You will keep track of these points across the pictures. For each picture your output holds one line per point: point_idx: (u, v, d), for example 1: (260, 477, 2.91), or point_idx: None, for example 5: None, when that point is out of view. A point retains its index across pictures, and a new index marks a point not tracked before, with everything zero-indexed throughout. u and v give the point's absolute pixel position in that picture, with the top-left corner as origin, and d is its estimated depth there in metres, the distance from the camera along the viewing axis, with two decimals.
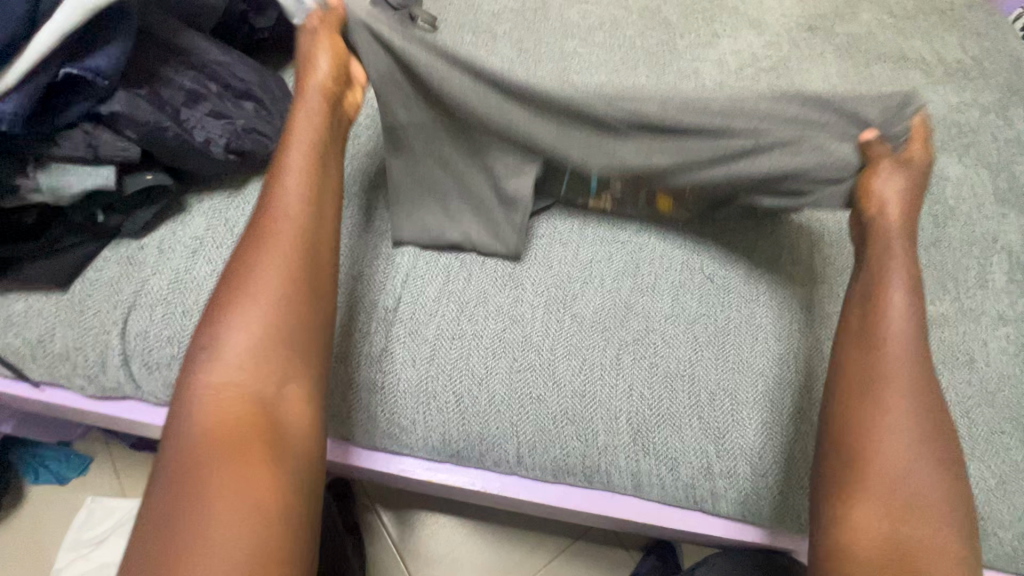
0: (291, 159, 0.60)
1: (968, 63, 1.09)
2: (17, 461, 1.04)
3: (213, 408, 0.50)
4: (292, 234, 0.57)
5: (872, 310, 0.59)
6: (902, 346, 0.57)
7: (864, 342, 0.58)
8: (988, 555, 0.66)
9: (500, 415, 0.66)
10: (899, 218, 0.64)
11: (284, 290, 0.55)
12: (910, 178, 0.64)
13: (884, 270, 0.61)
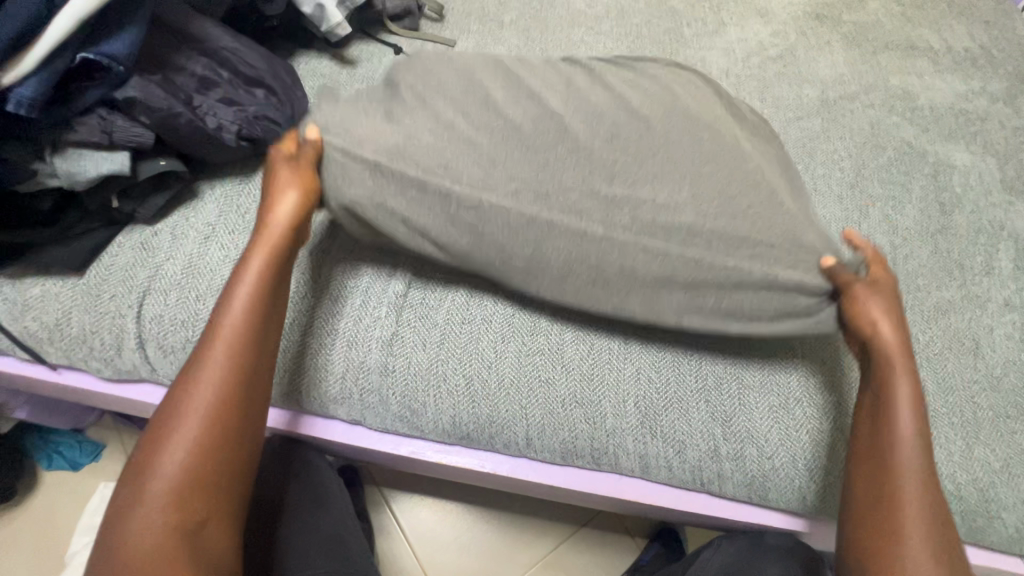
0: (252, 270, 0.58)
1: (977, 50, 1.08)
2: (31, 447, 1.06)
3: (159, 522, 0.50)
4: (246, 346, 0.56)
5: (881, 428, 0.57)
6: (914, 464, 0.55)
7: (867, 467, 0.57)
8: (991, 537, 0.67)
9: (509, 398, 0.67)
10: (896, 334, 0.60)
11: (230, 398, 0.54)
12: (885, 296, 0.61)
13: (886, 390, 0.58)
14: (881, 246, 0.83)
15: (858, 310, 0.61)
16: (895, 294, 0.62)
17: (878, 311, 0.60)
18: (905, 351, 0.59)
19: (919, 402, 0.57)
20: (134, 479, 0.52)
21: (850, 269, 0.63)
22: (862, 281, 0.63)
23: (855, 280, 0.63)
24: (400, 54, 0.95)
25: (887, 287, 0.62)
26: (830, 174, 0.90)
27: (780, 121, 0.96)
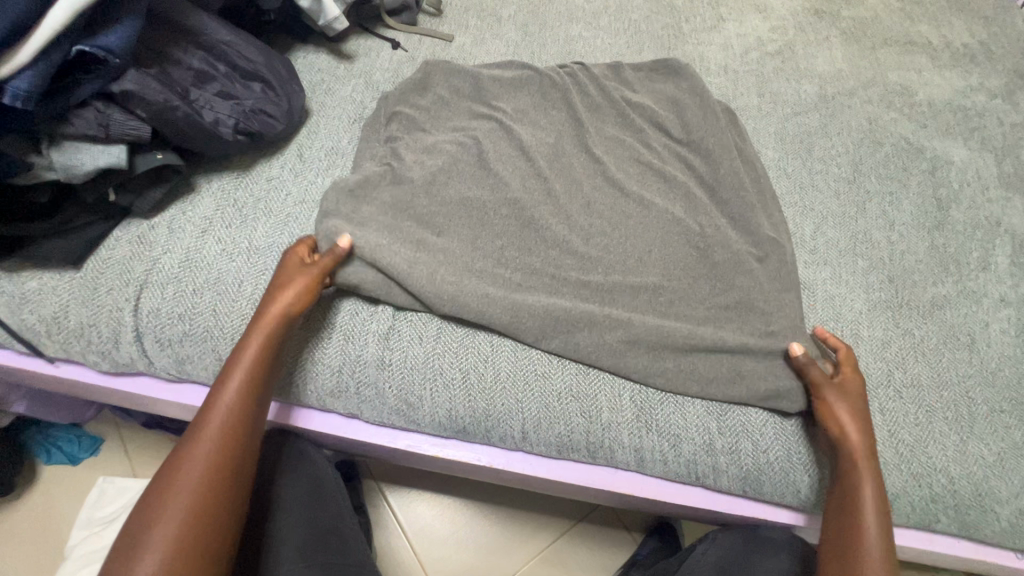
0: (249, 353, 0.59)
1: (975, 46, 1.08)
2: (30, 441, 1.06)
3: None
4: (238, 428, 0.57)
5: (847, 524, 0.58)
6: (879, 561, 0.55)
7: (837, 552, 0.57)
8: (985, 531, 0.67)
9: (506, 391, 0.67)
10: (860, 440, 0.61)
11: (218, 476, 0.55)
12: (851, 401, 0.63)
13: (845, 486, 0.60)
14: (878, 242, 0.83)
15: (825, 408, 0.64)
16: (863, 398, 0.64)
17: (843, 413, 0.62)
18: (870, 458, 0.60)
19: (882, 503, 0.58)
20: (124, 554, 0.51)
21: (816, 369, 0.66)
22: (831, 381, 0.65)
23: (823, 379, 0.65)
24: (397, 49, 0.95)
25: (855, 391, 0.64)
26: (827, 169, 0.90)
27: (778, 117, 0.96)
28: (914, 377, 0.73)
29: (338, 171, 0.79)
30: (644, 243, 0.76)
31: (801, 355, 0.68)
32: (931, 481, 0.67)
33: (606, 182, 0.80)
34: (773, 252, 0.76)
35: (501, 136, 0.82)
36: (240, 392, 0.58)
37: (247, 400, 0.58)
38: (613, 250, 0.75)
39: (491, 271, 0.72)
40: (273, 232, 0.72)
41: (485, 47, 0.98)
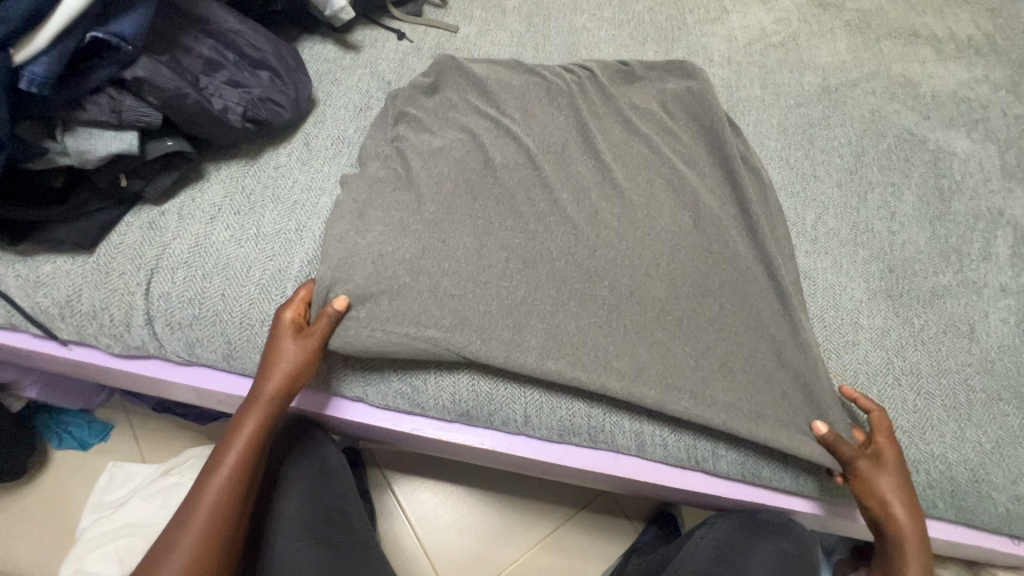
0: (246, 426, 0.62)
1: (980, 39, 1.08)
2: (42, 427, 1.08)
3: None
4: (232, 502, 0.60)
5: None
6: None
7: None
8: (980, 516, 0.68)
9: (509, 374, 0.69)
10: (909, 522, 0.61)
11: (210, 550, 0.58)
12: (893, 477, 0.62)
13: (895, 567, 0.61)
14: (879, 232, 0.84)
15: (868, 492, 0.62)
16: (902, 469, 0.63)
17: (888, 492, 0.61)
18: (922, 543, 0.61)
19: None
20: None
21: (847, 444, 0.63)
22: (864, 453, 0.63)
23: (862, 458, 0.63)
24: (403, 40, 0.96)
25: (894, 465, 0.63)
26: (829, 160, 0.91)
27: (781, 108, 0.96)
28: (913, 365, 0.73)
29: (343, 159, 0.81)
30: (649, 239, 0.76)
31: (829, 432, 0.64)
32: (928, 467, 0.68)
33: (608, 172, 0.81)
34: (776, 247, 0.76)
35: (504, 126, 0.83)
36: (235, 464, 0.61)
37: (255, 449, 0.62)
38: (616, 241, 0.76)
39: (495, 256, 0.73)
40: (280, 219, 0.73)
41: (489, 39, 0.99)
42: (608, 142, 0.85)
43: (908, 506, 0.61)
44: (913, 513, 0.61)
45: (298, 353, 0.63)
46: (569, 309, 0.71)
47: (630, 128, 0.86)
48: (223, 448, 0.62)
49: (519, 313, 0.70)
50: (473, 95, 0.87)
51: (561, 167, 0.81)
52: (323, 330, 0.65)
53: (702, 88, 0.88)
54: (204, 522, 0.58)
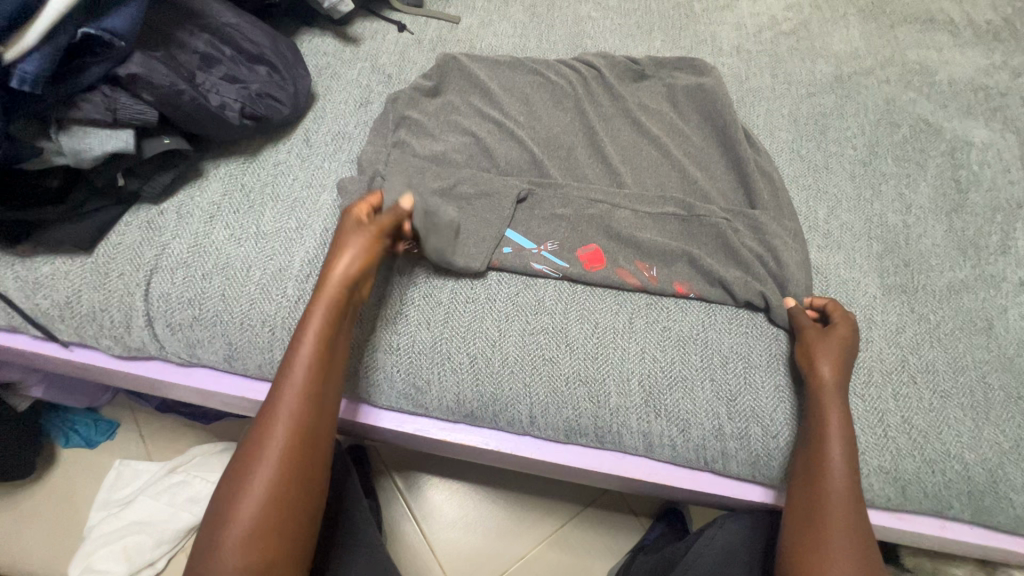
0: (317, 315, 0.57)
1: (999, 23, 1.04)
2: (48, 426, 1.08)
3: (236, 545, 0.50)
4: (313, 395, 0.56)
5: (815, 459, 0.60)
6: (839, 476, 0.58)
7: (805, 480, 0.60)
8: (998, 517, 0.66)
9: (514, 375, 0.67)
10: (837, 382, 0.62)
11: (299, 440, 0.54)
12: (822, 342, 0.65)
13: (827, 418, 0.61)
14: (893, 225, 0.82)
15: (807, 353, 0.65)
16: (850, 344, 0.65)
17: (829, 356, 0.63)
18: (841, 391, 0.62)
19: (850, 438, 0.60)
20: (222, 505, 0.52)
21: (802, 317, 0.68)
22: (817, 326, 0.67)
23: (808, 324, 0.67)
24: (403, 31, 0.94)
25: (843, 332, 0.65)
26: (842, 152, 0.88)
27: (792, 98, 0.94)
28: (929, 362, 0.71)
29: (344, 154, 0.79)
30: (659, 237, 0.75)
31: (792, 305, 0.70)
32: (944, 467, 0.66)
33: (614, 166, 0.79)
34: (785, 242, 0.75)
35: (509, 121, 0.81)
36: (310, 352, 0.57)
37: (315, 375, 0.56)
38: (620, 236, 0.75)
39: (495, 268, 0.73)
40: (281, 217, 0.72)
41: (492, 29, 0.97)
42: (614, 136, 0.83)
43: (838, 370, 0.63)
44: (840, 363, 0.63)
45: (357, 243, 0.61)
46: (569, 316, 0.71)
47: (636, 121, 0.84)
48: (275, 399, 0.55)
49: (518, 318, 0.70)
50: (475, 87, 0.85)
51: (563, 165, 0.80)
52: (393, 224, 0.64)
53: (714, 84, 0.86)
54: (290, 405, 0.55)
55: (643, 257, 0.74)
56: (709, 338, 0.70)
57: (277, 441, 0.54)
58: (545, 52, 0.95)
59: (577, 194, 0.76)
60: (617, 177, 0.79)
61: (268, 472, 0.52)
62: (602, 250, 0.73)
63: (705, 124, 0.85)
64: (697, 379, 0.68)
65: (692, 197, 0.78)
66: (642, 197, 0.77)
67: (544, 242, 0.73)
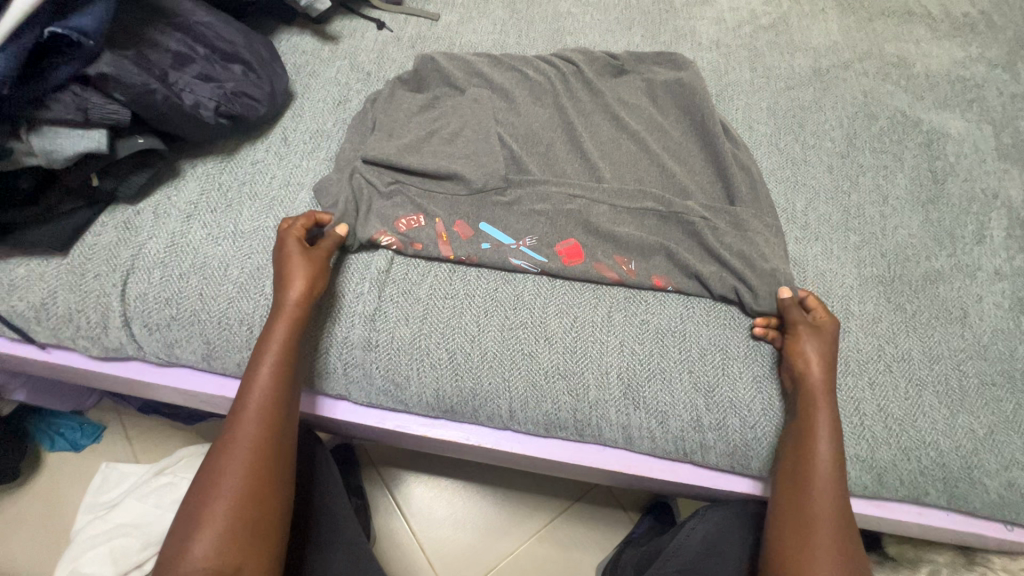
0: (277, 335, 0.61)
1: (976, 16, 1.05)
2: (33, 430, 1.07)
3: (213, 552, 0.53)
4: (275, 413, 0.60)
5: (803, 453, 0.61)
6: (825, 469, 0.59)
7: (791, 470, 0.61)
8: (973, 503, 0.67)
9: (492, 370, 0.68)
10: (824, 376, 0.63)
11: (264, 454, 0.58)
12: (824, 341, 0.65)
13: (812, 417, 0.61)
14: (870, 217, 0.82)
15: (800, 351, 0.64)
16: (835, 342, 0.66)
17: (817, 355, 0.63)
18: (830, 388, 0.62)
19: (837, 433, 0.61)
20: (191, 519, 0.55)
21: (798, 309, 0.67)
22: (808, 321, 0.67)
23: (802, 320, 0.66)
24: (383, 29, 0.94)
25: (830, 334, 0.65)
26: (820, 144, 0.89)
27: (770, 92, 0.94)
28: (905, 352, 0.72)
29: (323, 153, 0.79)
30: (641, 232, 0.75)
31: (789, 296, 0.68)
32: (919, 454, 0.67)
33: (594, 161, 0.79)
34: (766, 235, 0.75)
35: (489, 119, 0.81)
36: (272, 373, 0.60)
37: (276, 398, 0.60)
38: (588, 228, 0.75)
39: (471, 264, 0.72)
40: (258, 215, 0.72)
41: (472, 26, 0.97)
42: (592, 131, 0.84)
43: (824, 367, 0.63)
44: (829, 359, 0.64)
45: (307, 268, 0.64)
46: (547, 311, 0.71)
47: (616, 115, 0.84)
48: (238, 423, 0.59)
49: (496, 313, 0.70)
50: (454, 84, 0.85)
51: (546, 162, 0.80)
52: (343, 234, 0.69)
53: (692, 78, 0.86)
54: (254, 424, 0.58)
55: (622, 252, 0.74)
56: (687, 330, 0.71)
57: (239, 462, 0.57)
58: (525, 49, 0.95)
59: (556, 190, 0.76)
60: (598, 172, 0.79)
61: (236, 485, 0.56)
62: (581, 245, 0.74)
63: (684, 118, 0.86)
64: (673, 371, 0.68)
65: (673, 192, 0.78)
66: (621, 193, 0.77)
67: (522, 237, 0.74)
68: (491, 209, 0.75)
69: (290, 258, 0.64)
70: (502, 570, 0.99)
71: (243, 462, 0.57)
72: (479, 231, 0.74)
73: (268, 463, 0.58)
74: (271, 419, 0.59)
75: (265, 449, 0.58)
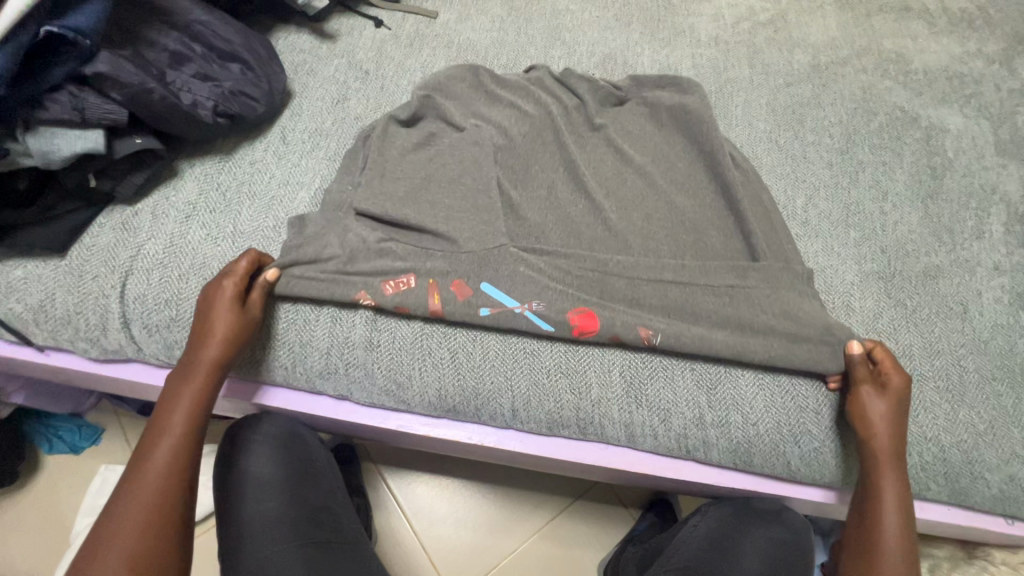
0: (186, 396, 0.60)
1: (973, 12, 1.06)
2: (31, 432, 1.07)
3: None
4: (173, 478, 0.57)
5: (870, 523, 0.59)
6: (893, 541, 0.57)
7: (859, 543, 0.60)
8: (974, 498, 0.67)
9: (494, 369, 0.68)
10: (893, 443, 0.60)
11: (154, 524, 0.54)
12: (892, 406, 0.60)
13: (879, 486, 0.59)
14: (870, 213, 0.82)
15: (866, 415, 0.61)
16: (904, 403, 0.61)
17: (882, 421, 0.60)
18: (897, 455, 0.60)
19: (905, 502, 0.59)
20: None
21: (864, 367, 0.62)
22: (875, 382, 0.62)
23: (870, 381, 0.62)
24: (381, 27, 0.93)
25: (901, 397, 0.61)
26: (819, 140, 0.89)
27: (769, 88, 0.94)
28: (905, 347, 0.72)
29: (322, 152, 0.79)
30: (661, 313, 0.69)
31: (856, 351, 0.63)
32: (920, 450, 0.67)
33: (606, 215, 0.75)
34: (798, 295, 0.69)
35: (488, 117, 0.81)
36: (176, 435, 0.59)
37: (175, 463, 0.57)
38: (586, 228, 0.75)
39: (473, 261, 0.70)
40: (257, 216, 0.72)
41: (470, 24, 0.96)
42: (592, 128, 0.83)
43: (895, 435, 0.60)
44: (897, 426, 0.60)
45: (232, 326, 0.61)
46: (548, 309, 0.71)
47: (618, 149, 0.81)
48: (130, 485, 0.56)
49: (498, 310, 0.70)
50: (452, 124, 0.81)
51: (560, 225, 0.75)
52: (275, 278, 0.66)
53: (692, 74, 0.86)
54: (148, 490, 0.56)
55: (647, 321, 0.67)
56: None
57: (125, 532, 0.54)
58: (524, 46, 0.95)
59: (564, 262, 0.70)
60: (615, 234, 0.74)
61: (118, 558, 0.52)
62: (596, 314, 0.67)
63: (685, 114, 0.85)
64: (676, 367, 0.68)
65: (697, 258, 0.73)
66: (638, 264, 0.71)
67: (528, 300, 0.67)
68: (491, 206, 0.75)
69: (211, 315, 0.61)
70: (504, 569, 0.99)
71: (131, 533, 0.54)
72: (480, 291, 0.67)
73: (156, 534, 0.54)
74: (165, 485, 0.56)
75: (151, 522, 0.54)
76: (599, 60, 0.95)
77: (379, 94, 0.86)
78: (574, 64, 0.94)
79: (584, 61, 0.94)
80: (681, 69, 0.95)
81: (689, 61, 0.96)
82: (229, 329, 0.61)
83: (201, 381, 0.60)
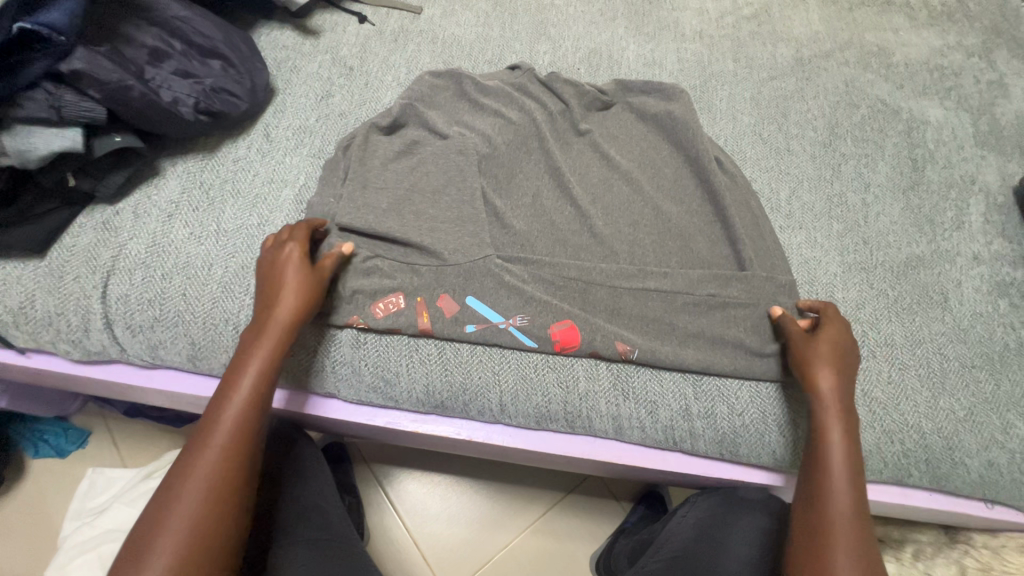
0: (262, 349, 0.58)
1: (953, 5, 1.07)
2: (15, 437, 1.05)
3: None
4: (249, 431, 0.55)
5: (818, 476, 0.56)
6: (840, 492, 0.55)
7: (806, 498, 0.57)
8: (956, 483, 0.68)
9: (482, 364, 0.68)
10: (836, 391, 0.59)
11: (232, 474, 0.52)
12: (828, 350, 0.62)
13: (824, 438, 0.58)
14: (852, 205, 0.83)
15: (808, 366, 0.61)
16: (842, 346, 0.62)
17: (823, 368, 0.60)
18: (842, 402, 0.59)
19: (851, 451, 0.57)
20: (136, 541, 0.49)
21: (790, 322, 0.66)
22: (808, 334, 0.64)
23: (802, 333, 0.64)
24: (364, 23, 0.93)
25: (832, 341, 0.62)
26: (803, 134, 0.90)
27: (753, 82, 0.95)
28: (887, 336, 0.73)
29: (307, 149, 0.78)
30: (639, 325, 0.69)
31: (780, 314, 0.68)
32: (903, 437, 0.68)
33: (593, 223, 0.75)
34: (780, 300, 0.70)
35: (472, 126, 0.81)
36: (251, 386, 0.56)
37: (249, 416, 0.55)
38: (572, 223, 0.76)
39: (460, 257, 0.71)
40: (241, 214, 0.72)
41: (454, 19, 0.96)
42: (577, 123, 0.84)
43: (837, 381, 0.60)
44: (841, 376, 0.60)
45: (306, 288, 0.61)
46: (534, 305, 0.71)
47: (605, 155, 0.81)
48: (205, 433, 0.53)
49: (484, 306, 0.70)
50: (436, 132, 0.80)
51: (545, 234, 0.74)
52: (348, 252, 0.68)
53: None
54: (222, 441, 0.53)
55: (624, 336, 0.68)
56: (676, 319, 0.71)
57: (201, 476, 0.51)
58: (510, 41, 0.95)
59: (549, 272, 0.71)
60: (601, 241, 0.74)
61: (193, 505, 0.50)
62: (577, 328, 0.68)
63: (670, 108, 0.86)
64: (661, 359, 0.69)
65: (682, 265, 0.73)
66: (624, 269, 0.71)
67: (512, 315, 0.68)
68: (477, 202, 0.75)
69: (288, 268, 0.62)
70: (496, 563, 1.00)
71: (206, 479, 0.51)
72: (466, 305, 0.68)
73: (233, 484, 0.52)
74: (239, 437, 0.54)
75: (228, 471, 0.52)
76: (584, 55, 0.95)
77: (363, 90, 0.85)
78: (559, 60, 0.94)
79: (569, 56, 0.94)
80: (666, 64, 0.96)
81: (674, 56, 0.97)
82: (307, 292, 0.61)
83: (277, 336, 0.58)
